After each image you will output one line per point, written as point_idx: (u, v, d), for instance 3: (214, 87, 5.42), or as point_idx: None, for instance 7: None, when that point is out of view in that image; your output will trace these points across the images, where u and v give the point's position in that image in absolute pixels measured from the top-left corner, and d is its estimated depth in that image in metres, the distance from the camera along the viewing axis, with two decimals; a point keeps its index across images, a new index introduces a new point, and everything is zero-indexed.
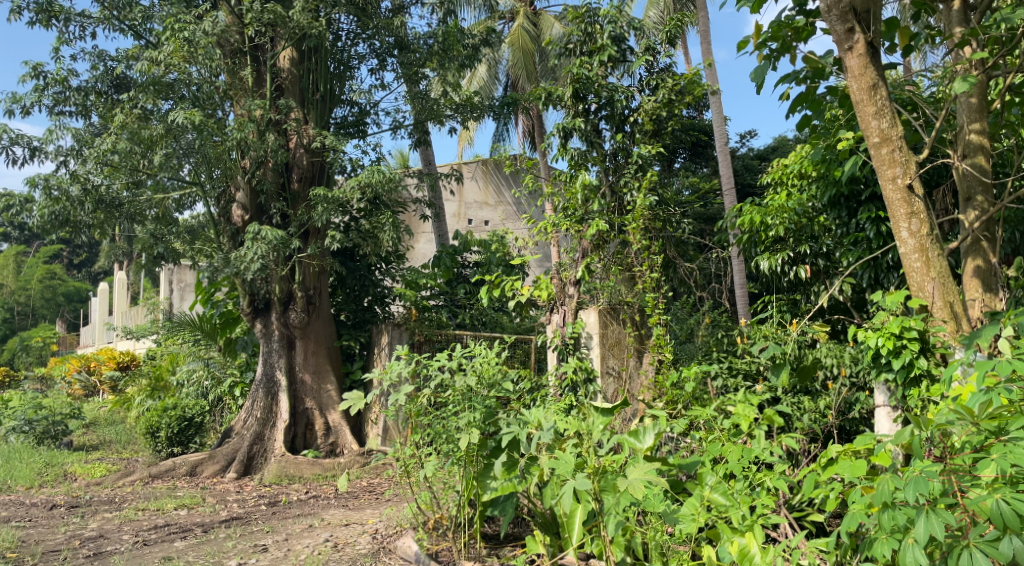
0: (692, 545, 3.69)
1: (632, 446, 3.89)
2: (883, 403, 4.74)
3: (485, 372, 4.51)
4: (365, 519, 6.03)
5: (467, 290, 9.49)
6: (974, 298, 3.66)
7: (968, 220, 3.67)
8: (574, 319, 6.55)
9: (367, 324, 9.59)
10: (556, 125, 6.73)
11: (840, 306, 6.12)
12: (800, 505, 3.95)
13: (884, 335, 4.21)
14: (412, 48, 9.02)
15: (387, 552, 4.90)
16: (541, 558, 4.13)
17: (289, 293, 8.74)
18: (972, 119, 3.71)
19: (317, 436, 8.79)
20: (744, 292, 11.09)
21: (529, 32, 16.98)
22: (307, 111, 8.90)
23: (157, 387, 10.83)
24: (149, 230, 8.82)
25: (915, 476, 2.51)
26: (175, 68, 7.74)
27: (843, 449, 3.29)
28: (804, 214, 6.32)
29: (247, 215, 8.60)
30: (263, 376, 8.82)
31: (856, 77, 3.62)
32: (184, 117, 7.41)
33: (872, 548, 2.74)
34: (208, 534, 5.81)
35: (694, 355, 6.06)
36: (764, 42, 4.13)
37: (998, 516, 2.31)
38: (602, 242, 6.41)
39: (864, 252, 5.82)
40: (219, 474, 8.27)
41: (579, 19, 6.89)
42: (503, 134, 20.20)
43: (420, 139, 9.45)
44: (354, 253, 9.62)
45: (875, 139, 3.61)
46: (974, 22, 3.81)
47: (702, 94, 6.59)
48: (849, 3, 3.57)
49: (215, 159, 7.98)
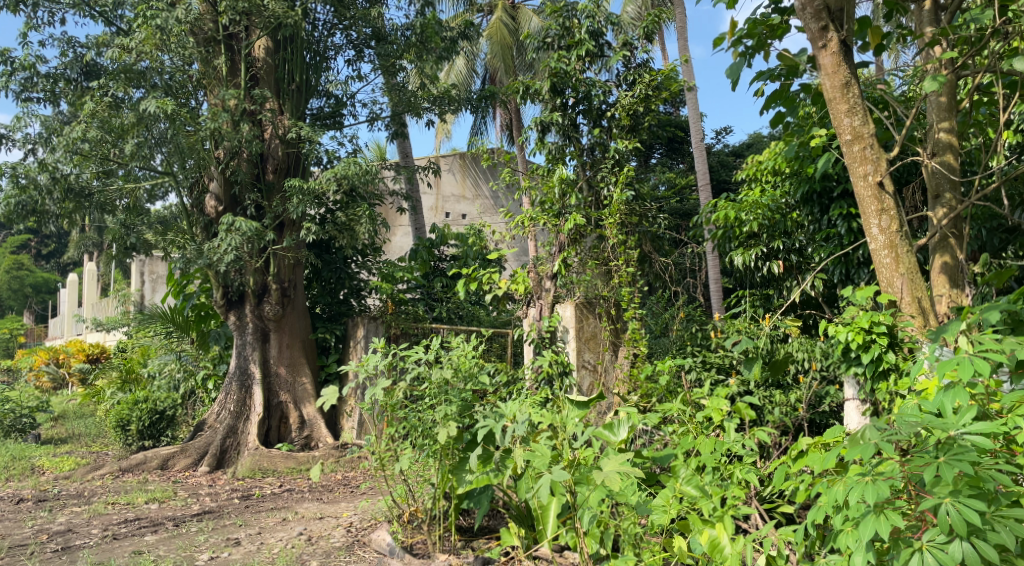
0: (664, 537, 3.71)
1: (607, 439, 4.06)
2: (853, 396, 4.91)
3: (462, 365, 4.52)
4: (340, 512, 6.02)
5: (444, 283, 9.46)
6: (941, 294, 3.71)
7: (936, 217, 3.73)
8: (551, 313, 6.52)
9: (343, 317, 9.49)
10: (533, 120, 6.74)
11: (812, 301, 6.22)
12: (770, 496, 4.04)
13: (853, 330, 4.37)
14: (390, 40, 8.93)
15: (362, 545, 4.91)
16: (517, 551, 4.19)
17: (264, 285, 8.66)
18: (942, 116, 3.77)
19: (292, 430, 8.71)
20: (718, 288, 11.22)
21: (508, 26, 16.95)
22: (283, 102, 8.80)
23: (128, 379, 10.68)
24: (120, 221, 8.69)
25: (865, 484, 2.58)
26: (147, 55, 7.63)
27: (813, 441, 3.34)
28: (777, 210, 6.44)
29: (220, 207, 8.48)
30: (236, 369, 8.75)
31: (829, 75, 3.66)
32: (156, 106, 7.32)
33: (836, 541, 2.82)
34: (180, 528, 5.75)
35: (668, 350, 6.17)
36: (739, 39, 4.16)
37: (946, 521, 2.36)
38: (579, 236, 6.43)
39: (836, 249, 5.93)
40: (192, 468, 8.20)
41: (557, 13, 6.89)
42: (481, 127, 20.23)
43: (397, 131, 9.41)
44: (330, 245, 9.60)
45: (847, 136, 3.66)
46: (945, 22, 3.86)
47: (679, 90, 6.62)
48: (823, 2, 3.62)
49: (187, 149, 7.91)
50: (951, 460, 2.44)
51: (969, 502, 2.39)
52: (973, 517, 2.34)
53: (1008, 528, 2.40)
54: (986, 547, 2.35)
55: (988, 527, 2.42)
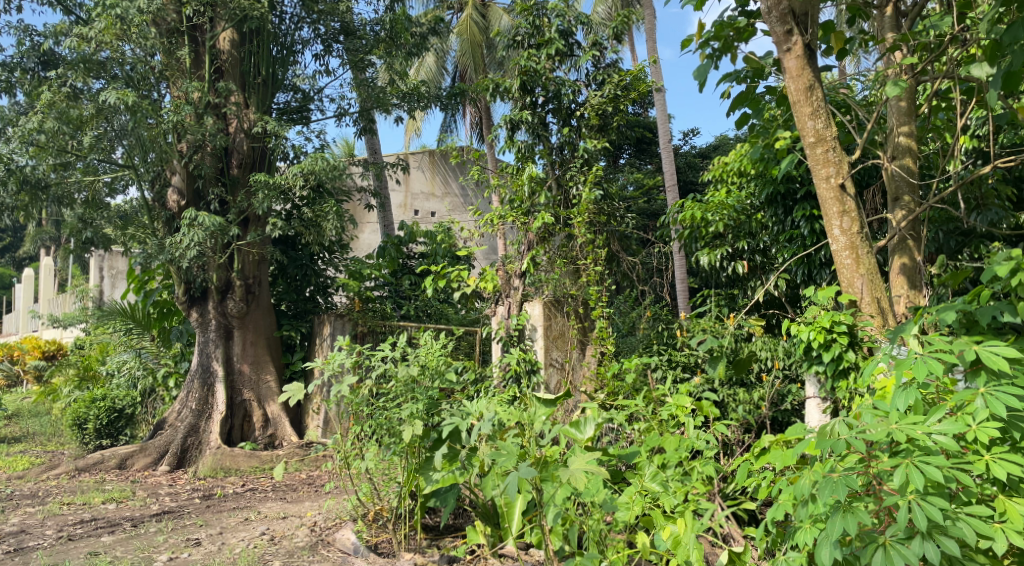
0: (629, 534, 3.73)
1: (574, 436, 4.06)
2: (813, 394, 5.06)
3: (429, 363, 4.50)
4: (304, 512, 5.95)
5: (412, 281, 9.41)
6: (899, 294, 3.78)
7: (895, 219, 3.80)
8: (519, 311, 6.50)
9: (308, 315, 9.43)
10: (503, 117, 6.73)
11: (775, 301, 6.31)
12: (733, 493, 4.10)
13: (816, 329, 4.44)
14: (358, 35, 8.87)
15: (325, 545, 4.85)
16: (482, 549, 4.20)
17: (227, 281, 8.50)
18: (901, 121, 3.84)
19: (255, 428, 8.59)
20: (684, 287, 11.34)
21: (478, 24, 16.89)
22: (248, 95, 8.66)
23: (85, 377, 10.42)
24: (78, 214, 8.38)
25: (832, 481, 2.60)
26: (107, 46, 7.44)
27: (775, 439, 3.37)
28: (742, 211, 6.55)
29: (183, 200, 8.26)
30: (198, 367, 8.59)
31: (794, 78, 3.71)
32: (116, 97, 7.15)
33: (796, 537, 2.85)
34: (138, 528, 5.64)
35: (635, 348, 6.22)
36: (706, 41, 4.19)
37: (910, 521, 2.40)
38: (548, 234, 6.45)
39: (799, 249, 6.04)
40: (151, 467, 8.06)
41: (527, 11, 6.85)
42: (450, 125, 20.22)
43: (365, 127, 9.31)
44: (296, 242, 9.44)
45: (810, 139, 3.71)
46: (905, 28, 3.93)
47: (647, 91, 6.64)
48: (788, 6, 3.66)
49: (149, 142, 7.74)
50: (916, 461, 2.48)
51: (932, 501, 2.44)
52: (936, 517, 2.38)
53: (969, 524, 2.45)
54: (949, 544, 2.40)
55: (950, 524, 2.47)
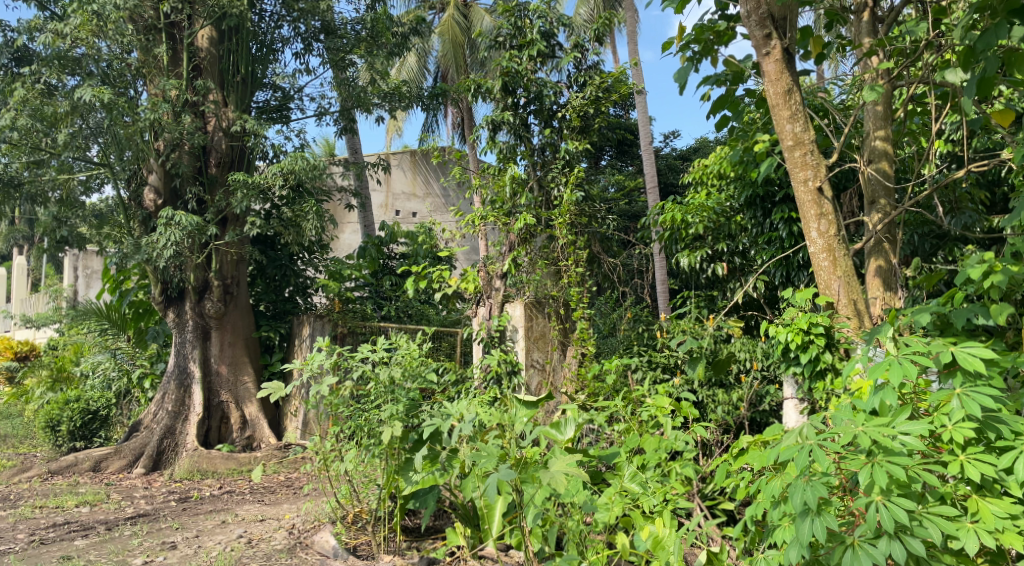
0: (608, 535, 3.73)
1: (554, 437, 4.07)
2: (791, 395, 5.13)
3: (409, 364, 4.49)
4: (282, 514, 5.90)
5: (393, 282, 9.37)
6: (875, 296, 3.81)
7: (871, 221, 3.84)
8: (500, 312, 6.52)
9: (287, 315, 9.36)
10: (484, 118, 6.72)
11: (754, 302, 6.39)
12: (712, 493, 4.13)
13: (793, 331, 4.47)
14: (340, 34, 8.82)
15: (304, 548, 4.81)
16: (462, 550, 4.18)
17: (205, 282, 8.41)
18: (878, 126, 3.88)
19: (232, 430, 8.50)
20: (664, 288, 11.39)
21: (460, 24, 16.86)
22: (227, 94, 8.57)
23: (58, 379, 10.26)
24: (51, 214, 8.20)
25: (802, 483, 2.63)
26: (83, 42, 7.35)
27: (753, 440, 3.39)
28: (722, 213, 6.60)
29: (160, 199, 8.15)
30: (174, 368, 8.49)
31: (773, 82, 3.74)
32: (91, 95, 7.07)
33: (773, 537, 2.88)
34: (113, 532, 5.56)
35: (615, 349, 6.23)
36: (687, 44, 4.21)
37: (877, 521, 2.43)
38: (529, 236, 6.39)
39: (777, 251, 6.13)
40: (126, 470, 7.95)
41: (509, 12, 6.87)
42: (432, 125, 20.18)
43: (346, 127, 9.26)
44: (275, 241, 9.36)
45: (788, 142, 3.75)
46: (882, 34, 3.96)
47: (628, 93, 6.67)
48: (767, 10, 3.69)
49: (125, 140, 7.66)
50: (883, 462, 2.52)
51: (898, 501, 2.47)
52: (901, 517, 2.42)
53: (934, 524, 2.49)
54: (915, 544, 2.43)
55: (916, 524, 2.50)
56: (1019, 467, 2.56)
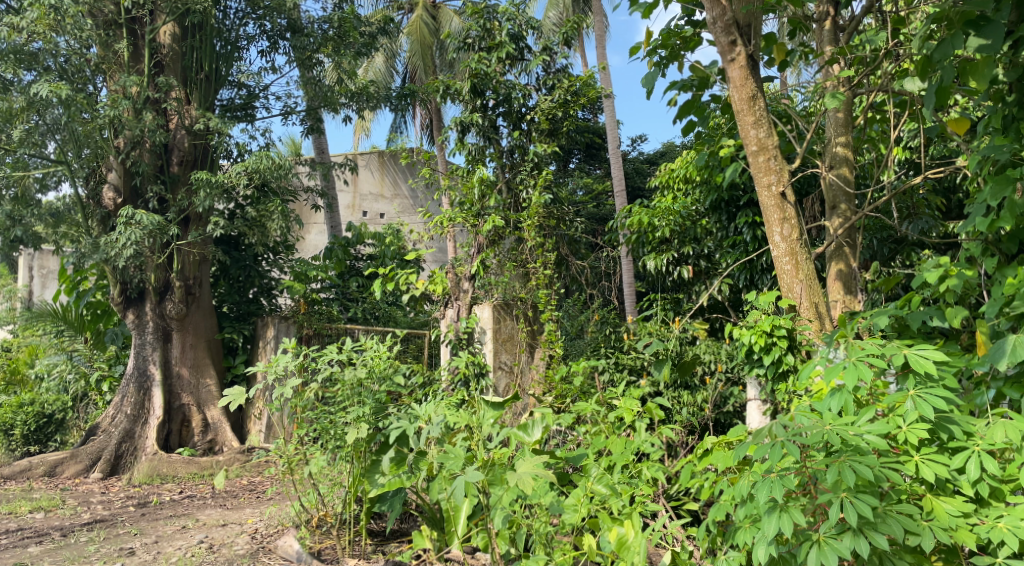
0: (575, 536, 3.73)
1: (522, 439, 4.01)
2: (755, 397, 5.20)
3: (376, 366, 4.46)
4: (244, 519, 5.80)
5: (360, 283, 9.29)
6: (836, 299, 3.88)
7: (832, 226, 3.91)
8: (468, 314, 6.46)
9: (252, 316, 9.23)
10: (453, 120, 6.71)
11: (718, 305, 6.49)
12: (677, 494, 4.15)
13: (756, 333, 4.55)
14: (306, 32, 8.64)
15: (266, 552, 4.74)
16: (428, 553, 4.14)
17: (166, 282, 8.25)
18: (838, 132, 3.95)
19: (194, 434, 8.34)
20: (631, 291, 11.44)
21: (428, 25, 16.78)
22: (190, 91, 8.43)
23: (12, 381, 9.99)
24: (4, 211, 7.69)
25: (769, 482, 2.66)
26: (40, 36, 7.18)
27: (717, 440, 3.40)
28: (688, 217, 6.68)
29: (120, 198, 7.96)
30: (134, 370, 8.32)
31: (737, 88, 3.78)
32: (49, 91, 6.93)
33: (735, 536, 2.90)
34: (68, 538, 5.43)
35: (583, 351, 6.24)
36: (653, 49, 4.23)
37: (841, 518, 2.48)
38: (498, 238, 6.46)
39: (741, 254, 6.24)
40: (83, 475, 7.77)
41: (478, 14, 6.86)
42: (401, 126, 20.10)
43: (313, 126, 9.18)
44: (239, 242, 9.24)
45: (753, 147, 3.80)
46: (843, 42, 4.05)
47: (596, 97, 6.71)
48: (733, 17, 3.75)
49: (83, 137, 7.55)
50: (848, 460, 2.56)
51: (863, 498, 2.52)
52: (867, 514, 2.46)
53: (897, 521, 2.54)
54: (879, 540, 2.49)
55: (880, 521, 2.56)
56: (971, 467, 2.63)
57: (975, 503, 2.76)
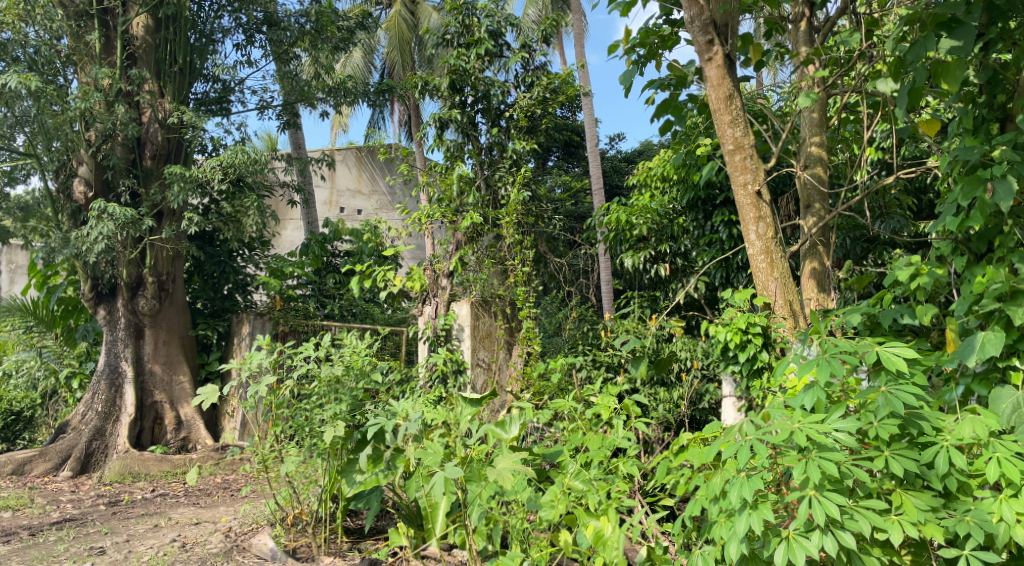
0: (552, 532, 3.73)
1: (499, 435, 4.01)
2: (730, 393, 5.08)
3: (354, 363, 4.43)
4: (218, 517, 5.73)
5: (337, 280, 9.22)
6: (810, 297, 3.93)
7: (806, 225, 3.95)
8: (447, 310, 6.43)
9: (226, 314, 9.14)
10: (431, 116, 6.67)
11: (695, 303, 6.54)
12: (652, 490, 4.18)
13: (732, 330, 4.56)
14: (282, 26, 8.54)
15: (240, 551, 4.70)
16: (405, 550, 4.11)
17: (139, 278, 8.13)
18: (813, 132, 3.99)
19: (167, 432, 8.23)
20: (609, 289, 11.47)
21: (407, 20, 16.67)
22: (164, 84, 8.30)
23: None
24: None
25: (740, 479, 2.69)
26: (9, 26, 7.05)
27: (694, 436, 3.44)
28: (665, 215, 6.71)
29: (91, 192, 7.82)
30: (105, 367, 8.18)
31: (714, 87, 3.80)
32: (18, 81, 6.77)
33: (710, 532, 2.92)
34: (36, 538, 5.34)
35: (560, 348, 6.27)
36: (632, 47, 4.25)
37: (808, 515, 2.51)
38: (476, 235, 6.43)
39: (717, 253, 6.28)
40: (52, 473, 7.65)
41: (457, 10, 6.82)
42: (379, 122, 20.01)
43: (289, 121, 9.09)
44: (214, 238, 9.14)
45: (729, 146, 3.83)
46: (818, 43, 4.08)
47: (575, 95, 6.72)
48: (710, 16, 3.77)
49: (53, 130, 7.32)
50: (816, 457, 2.60)
51: (830, 496, 2.56)
52: (834, 512, 2.50)
53: (864, 517, 2.58)
54: (845, 537, 2.53)
55: (847, 518, 2.60)
56: (940, 462, 2.66)
57: (943, 498, 2.79)
